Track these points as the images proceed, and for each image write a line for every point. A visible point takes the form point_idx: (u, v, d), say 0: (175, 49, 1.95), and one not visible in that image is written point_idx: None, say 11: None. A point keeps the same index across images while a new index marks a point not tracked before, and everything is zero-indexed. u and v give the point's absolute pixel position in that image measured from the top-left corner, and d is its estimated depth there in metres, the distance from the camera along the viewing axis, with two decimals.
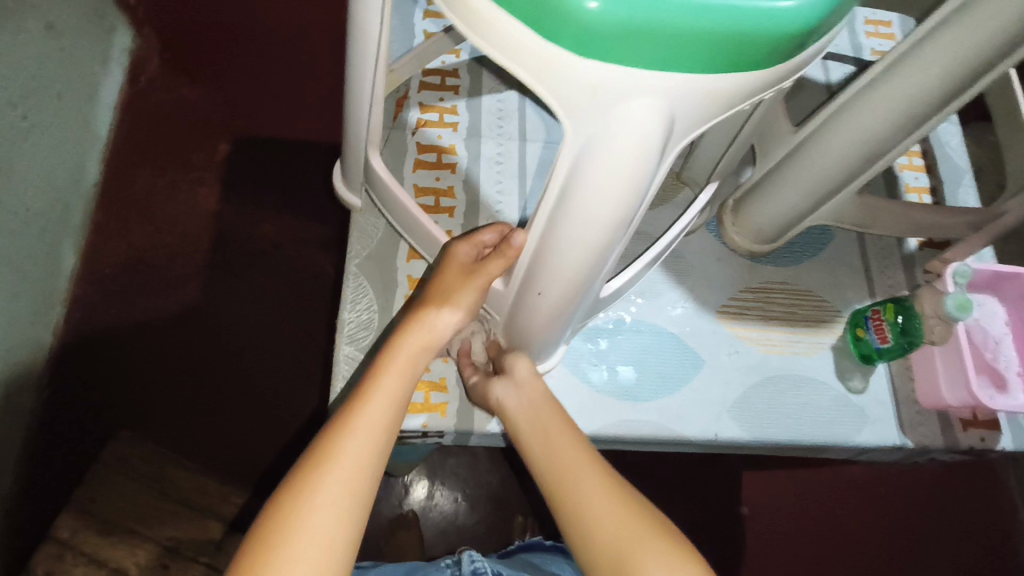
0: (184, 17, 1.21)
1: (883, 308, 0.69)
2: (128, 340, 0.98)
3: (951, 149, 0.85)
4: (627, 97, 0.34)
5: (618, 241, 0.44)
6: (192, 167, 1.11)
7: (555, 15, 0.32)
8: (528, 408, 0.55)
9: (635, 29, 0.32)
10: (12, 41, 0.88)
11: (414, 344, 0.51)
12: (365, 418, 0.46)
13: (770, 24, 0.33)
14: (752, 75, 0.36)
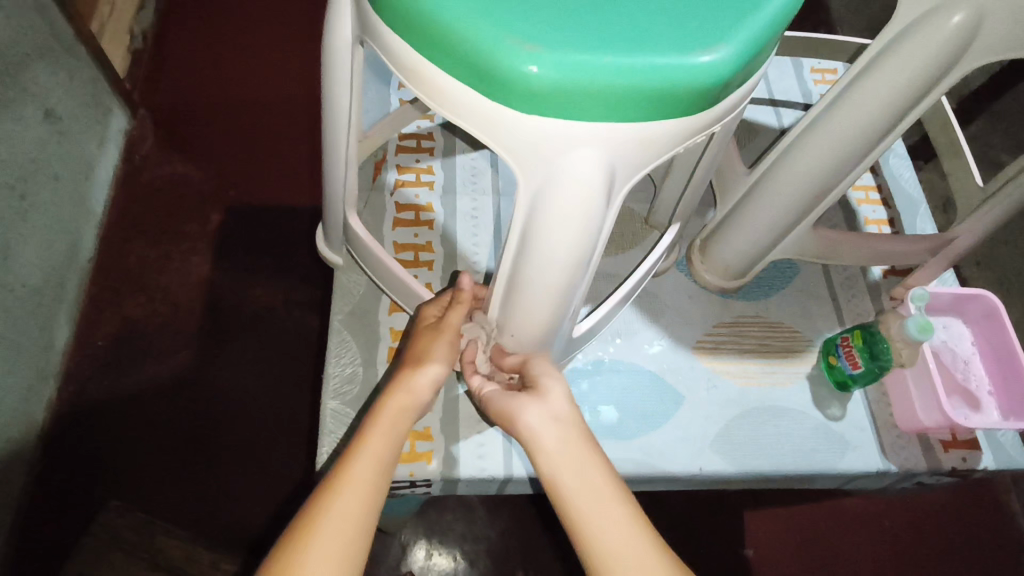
0: (178, 100, 1.28)
1: (851, 335, 0.72)
2: (121, 411, 0.99)
3: (905, 181, 0.90)
4: (570, 147, 0.38)
5: (582, 281, 0.47)
6: (185, 237, 1.15)
7: (500, 78, 0.36)
8: (559, 437, 0.49)
9: (569, 88, 0.36)
10: (12, 127, 0.94)
11: (394, 407, 0.51)
12: (352, 479, 0.46)
13: (689, 75, 0.36)
14: (681, 122, 0.39)
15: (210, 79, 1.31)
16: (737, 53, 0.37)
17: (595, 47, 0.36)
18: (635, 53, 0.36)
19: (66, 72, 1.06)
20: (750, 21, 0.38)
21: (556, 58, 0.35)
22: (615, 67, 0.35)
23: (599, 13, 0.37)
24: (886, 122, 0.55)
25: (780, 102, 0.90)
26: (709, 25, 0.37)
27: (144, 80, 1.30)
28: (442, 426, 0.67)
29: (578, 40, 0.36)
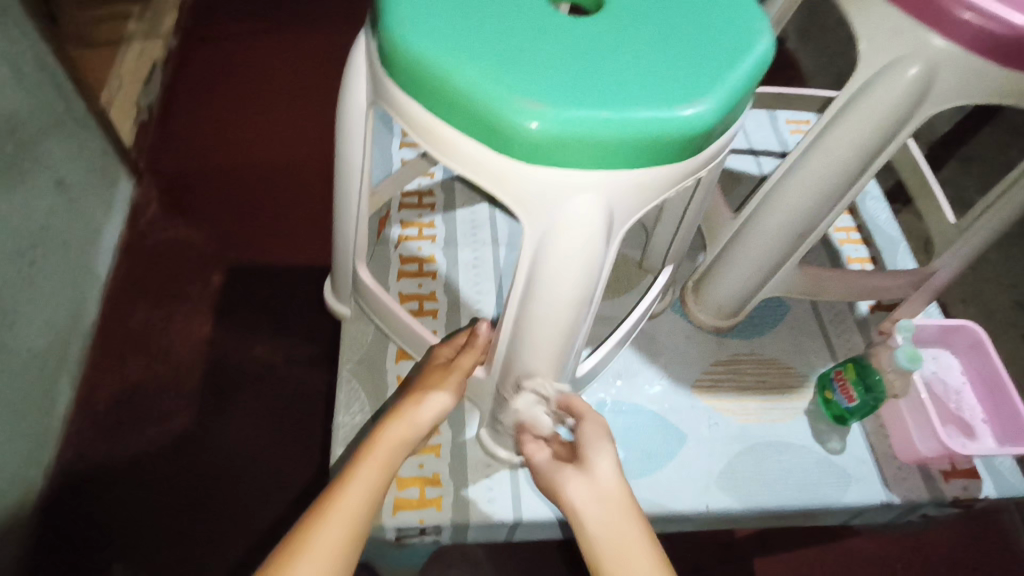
0: (183, 167, 1.34)
1: (844, 368, 0.74)
2: (122, 473, 0.99)
3: (883, 222, 0.95)
4: (570, 194, 0.42)
5: (585, 319, 0.50)
6: (189, 298, 1.17)
7: (504, 134, 0.40)
8: (603, 514, 0.47)
9: (569, 141, 0.39)
10: (24, 196, 0.97)
11: (398, 429, 0.53)
12: (356, 483, 0.47)
13: (675, 127, 0.40)
14: (671, 169, 0.43)
15: (213, 147, 1.37)
16: (717, 108, 0.41)
17: (590, 105, 0.40)
18: (627, 110, 0.40)
19: (76, 144, 1.11)
20: (727, 80, 0.42)
21: (555, 116, 0.39)
22: (609, 122, 0.39)
23: (592, 76, 0.41)
24: (857, 165, 0.59)
25: (760, 152, 0.96)
26: (691, 84, 0.42)
27: (150, 150, 1.35)
28: (449, 471, 0.68)
29: (575, 99, 0.40)
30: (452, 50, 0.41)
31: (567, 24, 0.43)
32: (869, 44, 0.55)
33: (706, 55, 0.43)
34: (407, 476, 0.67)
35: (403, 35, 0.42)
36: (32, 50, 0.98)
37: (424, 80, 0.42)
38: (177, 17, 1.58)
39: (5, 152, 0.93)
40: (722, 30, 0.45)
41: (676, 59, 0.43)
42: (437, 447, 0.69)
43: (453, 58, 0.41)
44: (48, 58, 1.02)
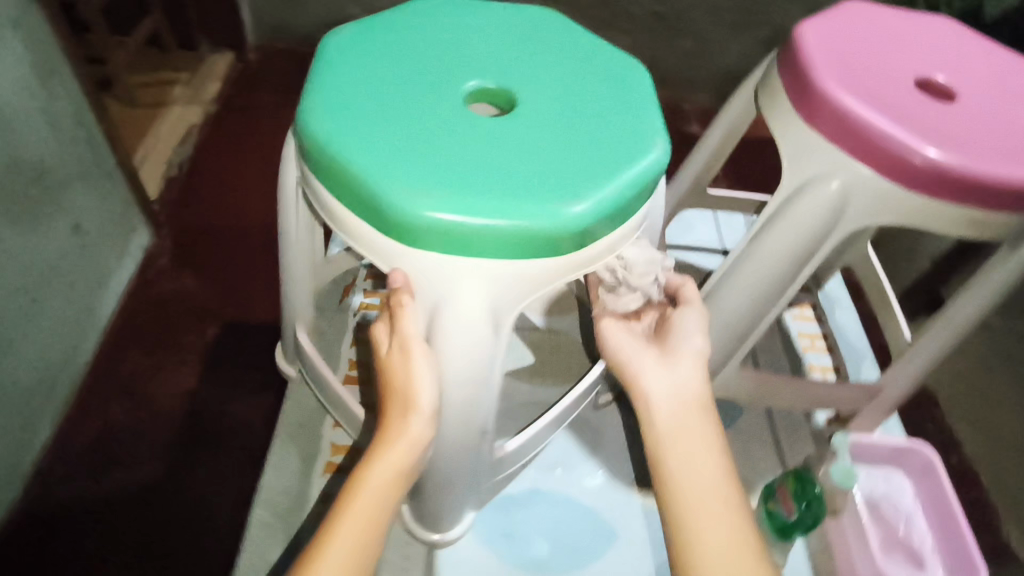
0: (198, 224, 1.42)
1: (787, 480, 0.71)
2: (81, 517, 1.00)
3: (850, 333, 0.95)
4: (461, 274, 0.44)
5: (489, 400, 0.50)
6: (180, 348, 1.21)
7: (402, 223, 0.43)
8: (676, 402, 0.52)
9: (457, 229, 0.42)
10: (37, 238, 1.04)
11: (399, 443, 0.46)
12: (346, 530, 0.44)
13: (562, 222, 0.43)
14: (562, 260, 0.46)
15: (229, 207, 1.45)
16: (603, 207, 0.45)
17: (480, 197, 0.43)
18: (515, 204, 0.43)
19: (100, 193, 1.19)
20: (614, 182, 0.46)
21: (445, 205, 0.42)
22: (496, 213, 0.42)
23: (489, 171, 0.45)
24: (786, 276, 0.61)
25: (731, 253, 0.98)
26: (579, 182, 0.45)
27: (172, 205, 1.44)
28: None
29: (466, 191, 0.43)
30: (362, 143, 0.45)
31: (474, 125, 0.48)
32: (789, 162, 0.59)
33: (600, 158, 0.47)
34: None
35: (319, 125, 0.46)
36: (72, 107, 1.08)
37: (334, 164, 0.45)
38: (219, 84, 1.71)
39: (28, 196, 1.00)
40: (619, 137, 0.49)
41: (569, 160, 0.46)
42: None
43: (362, 149, 0.45)
44: (87, 115, 1.11)
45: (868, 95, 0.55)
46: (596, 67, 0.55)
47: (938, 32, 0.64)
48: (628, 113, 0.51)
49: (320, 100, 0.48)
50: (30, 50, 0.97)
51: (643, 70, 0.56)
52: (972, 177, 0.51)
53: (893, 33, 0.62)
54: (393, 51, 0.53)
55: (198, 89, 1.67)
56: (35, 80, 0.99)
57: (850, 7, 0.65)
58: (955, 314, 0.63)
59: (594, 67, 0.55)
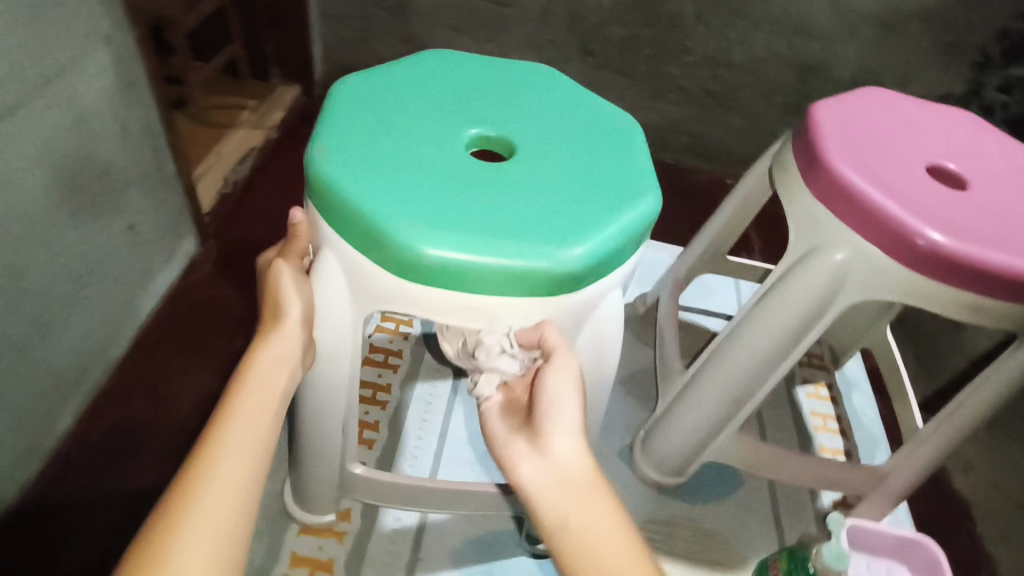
0: (242, 239, 1.48)
1: (780, 558, 0.68)
2: (85, 503, 1.03)
3: (866, 418, 0.92)
4: (328, 257, 0.49)
5: (336, 387, 0.54)
6: (207, 353, 1.26)
7: (308, 169, 0.48)
8: (559, 490, 0.44)
9: (330, 200, 0.46)
10: (92, 232, 1.10)
11: (263, 364, 0.47)
12: (225, 458, 0.41)
13: (395, 237, 0.44)
14: (400, 283, 0.46)
15: (272, 226, 1.52)
16: (457, 262, 0.44)
17: (358, 180, 0.46)
18: (370, 203, 0.45)
19: (157, 199, 1.26)
20: (486, 246, 0.44)
21: (331, 168, 0.46)
22: (354, 202, 0.45)
23: (390, 173, 0.47)
24: (781, 343, 0.61)
25: None
26: (462, 229, 0.45)
27: (220, 220, 1.51)
28: (346, 561, 0.66)
29: (359, 176, 0.46)
30: (342, 106, 0.51)
31: (443, 155, 0.49)
32: (795, 233, 0.60)
33: (503, 217, 0.46)
34: (303, 554, 0.66)
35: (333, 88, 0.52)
36: (143, 117, 1.16)
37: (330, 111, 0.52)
38: (283, 113, 1.80)
39: (90, 192, 1.08)
40: (551, 229, 0.47)
41: (473, 215, 0.46)
42: (342, 533, 0.68)
43: (336, 106, 0.51)
44: (155, 125, 1.20)
45: (874, 172, 0.56)
46: (620, 161, 0.52)
47: (965, 124, 0.64)
48: (594, 214, 0.48)
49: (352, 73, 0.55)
50: (114, 62, 1.06)
51: (661, 196, 0.51)
52: (969, 261, 0.52)
53: (920, 119, 0.63)
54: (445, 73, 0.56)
55: (263, 116, 1.76)
56: (114, 89, 1.08)
57: (882, 90, 0.66)
58: (969, 400, 0.62)
59: (617, 162, 0.52)
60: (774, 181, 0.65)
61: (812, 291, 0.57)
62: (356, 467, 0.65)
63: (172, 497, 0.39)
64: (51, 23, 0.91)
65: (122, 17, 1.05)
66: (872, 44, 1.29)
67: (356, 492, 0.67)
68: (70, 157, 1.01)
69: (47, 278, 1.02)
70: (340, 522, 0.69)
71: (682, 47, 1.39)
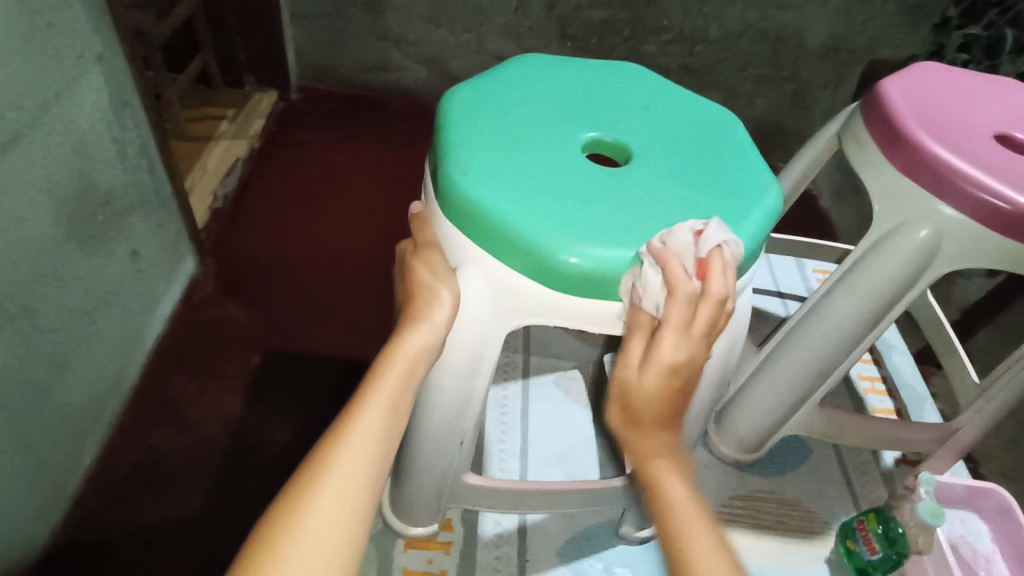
0: (246, 252, 1.33)
1: (866, 518, 0.73)
2: (118, 548, 0.89)
3: (908, 376, 0.96)
4: (473, 264, 0.49)
5: (460, 396, 0.53)
6: (224, 374, 1.11)
7: (443, 187, 0.50)
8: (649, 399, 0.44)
9: (471, 211, 0.48)
10: (100, 262, 0.93)
11: (377, 405, 0.42)
12: (317, 505, 0.36)
13: (547, 248, 0.46)
14: (541, 289, 0.48)
15: (274, 231, 1.38)
16: (599, 267, 0.46)
17: (502, 195, 0.47)
18: (518, 217, 0.46)
19: (158, 219, 1.08)
20: (627, 249, 0.46)
21: (473, 185, 0.48)
22: (503, 220, 0.47)
23: (529, 185, 0.49)
24: (867, 317, 0.64)
25: (787, 296, 1.02)
26: (602, 234, 0.46)
27: (216, 233, 1.35)
28: (458, 568, 0.68)
29: (501, 190, 0.48)
30: (466, 125, 0.52)
31: (575, 166, 0.51)
32: (880, 206, 0.62)
33: (643, 221, 0.48)
34: (415, 569, 0.67)
35: (457, 103, 0.54)
36: (139, 137, 0.99)
37: (451, 126, 0.53)
38: (265, 121, 1.62)
39: (95, 221, 0.91)
40: None
41: (610, 220, 0.47)
42: (447, 544, 0.70)
43: (460, 124, 0.52)
44: (151, 146, 1.02)
45: (953, 142, 0.59)
46: (735, 161, 0.54)
47: (1012, 94, 0.69)
48: (723, 213, 0.49)
49: (460, 86, 0.56)
50: (106, 79, 0.89)
51: (780, 196, 0.53)
52: None
53: (973, 93, 0.67)
54: (559, 90, 0.58)
55: (244, 125, 1.58)
56: (111, 110, 0.91)
57: (935, 66, 0.70)
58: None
59: (733, 167, 0.54)
60: (843, 145, 0.69)
61: (896, 265, 0.60)
62: (469, 475, 0.64)
63: (260, 534, 0.35)
64: (45, 46, 0.76)
65: (113, 35, 0.89)
66: (837, 11, 1.39)
67: (458, 501, 0.67)
68: (75, 186, 0.85)
69: (63, 313, 0.86)
70: (444, 533, 0.71)
71: (660, 27, 1.46)
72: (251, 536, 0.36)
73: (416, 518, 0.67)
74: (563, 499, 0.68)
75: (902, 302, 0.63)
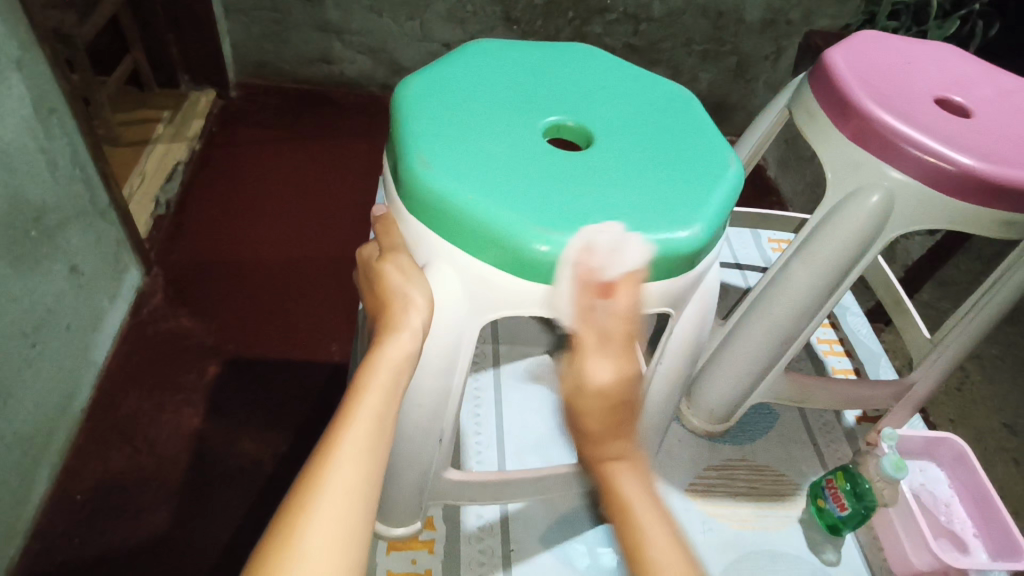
0: (195, 259, 1.27)
1: (835, 477, 0.75)
2: None
3: (863, 335, 1.00)
4: (443, 259, 0.48)
5: (437, 394, 0.52)
6: (180, 388, 1.07)
7: (403, 179, 0.48)
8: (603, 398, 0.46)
9: (438, 207, 0.47)
10: (37, 280, 0.87)
11: (364, 419, 0.41)
12: (312, 533, 0.35)
13: (517, 236, 0.45)
14: (519, 281, 0.47)
15: (222, 235, 1.33)
16: (569, 254, 0.45)
17: (465, 184, 0.46)
18: (483, 206, 0.45)
19: (96, 231, 1.03)
20: (597, 233, 0.45)
21: (434, 176, 0.47)
22: (469, 211, 0.45)
23: (492, 173, 0.48)
24: (827, 283, 0.65)
25: (745, 267, 1.04)
26: (574, 222, 0.46)
27: (161, 242, 1.29)
28: (443, 567, 0.67)
29: (464, 180, 0.47)
30: (421, 115, 0.51)
31: (538, 154, 0.50)
32: (834, 175, 0.64)
33: (610, 203, 0.47)
34: (399, 571, 0.66)
35: (410, 91, 0.53)
36: (69, 145, 0.93)
37: (405, 116, 0.52)
38: (204, 121, 1.55)
39: (27, 238, 0.85)
40: (658, 210, 0.48)
41: (581, 207, 0.47)
42: (430, 542, 0.69)
43: (415, 115, 0.51)
44: (82, 153, 0.96)
45: (898, 109, 0.61)
46: (694, 139, 0.54)
47: (948, 59, 0.71)
48: (688, 192, 0.50)
49: (412, 75, 0.55)
50: (26, 84, 0.83)
51: (742, 169, 0.53)
52: (1001, 182, 0.57)
53: (912, 59, 0.69)
54: (514, 77, 0.57)
55: (182, 126, 1.50)
56: (35, 118, 0.85)
57: (877, 35, 0.71)
58: (992, 300, 0.68)
59: (692, 144, 0.54)
60: (793, 115, 0.71)
61: (853, 231, 0.62)
62: (449, 471, 0.63)
63: (256, 563, 0.34)
64: None
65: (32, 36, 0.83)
66: None
67: (439, 498, 0.66)
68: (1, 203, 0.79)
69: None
70: (426, 531, 0.70)
71: (604, 6, 1.46)
72: (248, 566, 0.35)
73: (397, 520, 0.66)
74: (545, 484, 0.68)
75: (861, 266, 0.65)
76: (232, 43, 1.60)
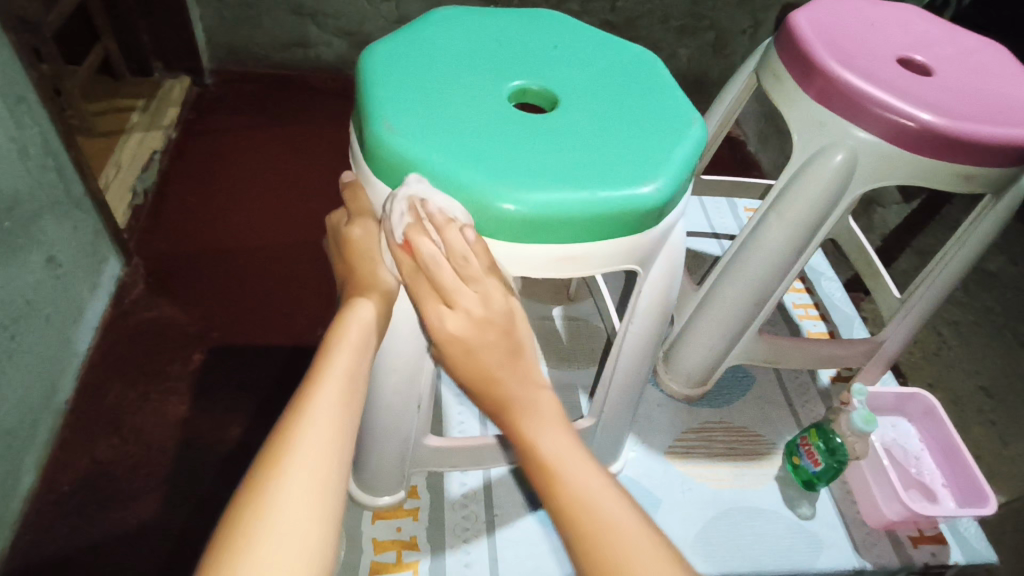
0: (174, 247, 1.27)
1: (808, 434, 0.77)
2: (73, 566, 0.86)
3: (838, 300, 1.02)
4: None
5: (412, 357, 0.53)
6: (165, 376, 1.07)
7: (368, 144, 0.49)
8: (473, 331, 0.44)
9: (404, 170, 0.47)
10: (14, 271, 0.87)
11: (337, 374, 0.42)
12: (287, 483, 0.36)
13: (481, 196, 0.46)
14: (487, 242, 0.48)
15: (201, 222, 1.32)
16: (534, 212, 0.46)
17: (429, 146, 0.47)
18: (447, 166, 0.46)
19: (72, 221, 1.02)
20: (563, 192, 0.46)
21: (398, 140, 0.47)
22: (434, 172, 0.46)
23: (455, 135, 0.48)
24: (796, 243, 0.66)
25: (722, 237, 1.06)
26: (538, 180, 0.46)
27: (140, 231, 1.28)
28: (427, 535, 0.69)
29: (429, 143, 0.47)
30: (384, 81, 0.51)
31: (504, 116, 0.50)
32: (800, 136, 0.65)
33: (574, 162, 0.48)
34: (384, 539, 0.68)
35: (374, 59, 0.53)
36: (40, 134, 0.92)
37: (370, 83, 0.52)
38: (179, 109, 1.53)
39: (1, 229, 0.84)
40: (622, 168, 0.49)
41: (546, 167, 0.47)
42: (414, 511, 0.70)
43: (378, 82, 0.51)
44: (54, 143, 0.95)
45: (861, 68, 0.62)
46: (658, 100, 0.55)
47: (913, 20, 0.72)
48: (652, 150, 0.50)
49: (375, 44, 0.55)
50: None
51: (705, 127, 0.54)
52: (961, 137, 0.58)
53: (876, 21, 0.70)
54: (479, 44, 0.57)
55: (157, 115, 1.48)
56: (3, 107, 0.84)
57: None
58: (956, 256, 0.69)
59: (656, 105, 0.54)
60: (761, 80, 0.71)
61: (819, 189, 0.63)
62: (430, 437, 0.65)
63: (233, 515, 0.35)
64: None
65: None
66: None
67: (422, 466, 0.67)
68: None
69: None
70: (410, 500, 0.71)
71: None
72: (226, 518, 0.36)
73: (381, 488, 0.67)
74: None
75: (827, 225, 0.66)
76: (205, 30, 1.58)
